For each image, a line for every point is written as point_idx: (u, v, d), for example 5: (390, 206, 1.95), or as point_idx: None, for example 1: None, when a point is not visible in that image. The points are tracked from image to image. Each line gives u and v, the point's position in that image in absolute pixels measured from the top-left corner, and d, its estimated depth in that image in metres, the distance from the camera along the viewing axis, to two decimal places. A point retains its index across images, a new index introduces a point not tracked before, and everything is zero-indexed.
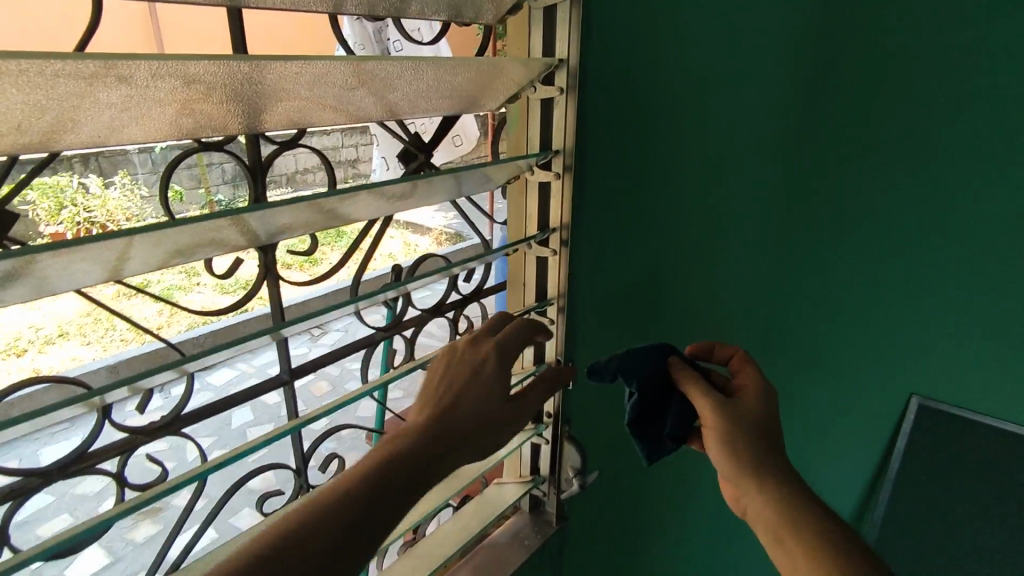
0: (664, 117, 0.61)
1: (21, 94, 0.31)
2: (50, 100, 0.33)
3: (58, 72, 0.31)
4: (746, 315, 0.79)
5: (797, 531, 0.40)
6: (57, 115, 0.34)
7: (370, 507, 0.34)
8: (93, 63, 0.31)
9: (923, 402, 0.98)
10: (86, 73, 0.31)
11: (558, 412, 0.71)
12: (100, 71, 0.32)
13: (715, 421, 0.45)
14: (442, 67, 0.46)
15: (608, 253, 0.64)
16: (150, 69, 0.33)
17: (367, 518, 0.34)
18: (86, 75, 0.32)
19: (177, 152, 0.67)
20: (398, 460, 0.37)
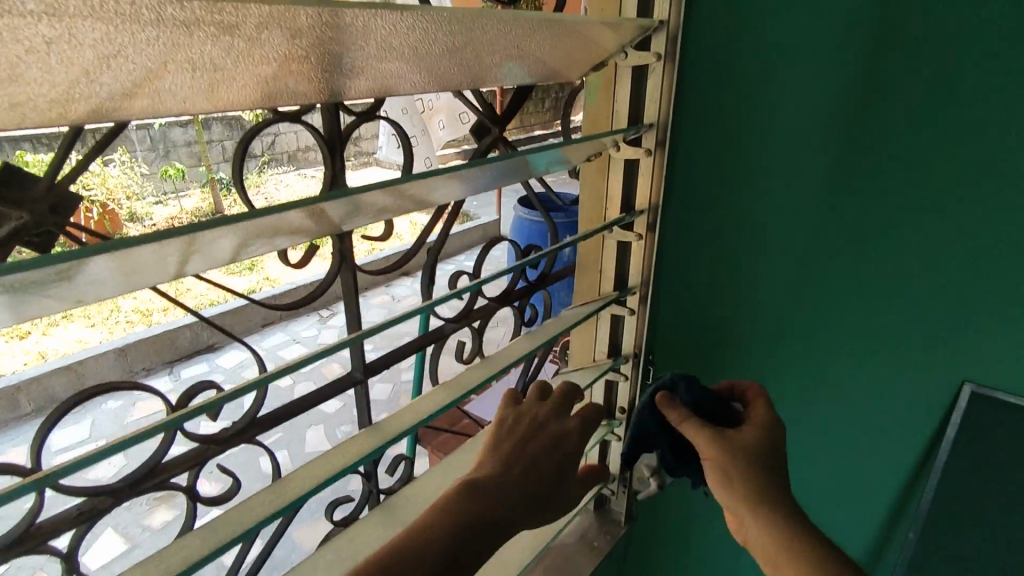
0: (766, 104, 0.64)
1: (112, 37, 0.28)
2: (137, 49, 0.30)
3: (153, 19, 0.28)
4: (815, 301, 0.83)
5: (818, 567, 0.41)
6: (139, 61, 0.31)
7: None
8: (198, 1, 0.27)
9: (976, 387, 0.74)
10: (183, 11, 0.27)
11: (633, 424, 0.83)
12: (196, 13, 0.28)
13: (720, 459, 0.46)
14: (538, 26, 0.47)
15: (691, 237, 0.71)
16: (252, 12, 0.29)
17: None
18: (179, 16, 0.28)
19: (250, 128, 0.59)
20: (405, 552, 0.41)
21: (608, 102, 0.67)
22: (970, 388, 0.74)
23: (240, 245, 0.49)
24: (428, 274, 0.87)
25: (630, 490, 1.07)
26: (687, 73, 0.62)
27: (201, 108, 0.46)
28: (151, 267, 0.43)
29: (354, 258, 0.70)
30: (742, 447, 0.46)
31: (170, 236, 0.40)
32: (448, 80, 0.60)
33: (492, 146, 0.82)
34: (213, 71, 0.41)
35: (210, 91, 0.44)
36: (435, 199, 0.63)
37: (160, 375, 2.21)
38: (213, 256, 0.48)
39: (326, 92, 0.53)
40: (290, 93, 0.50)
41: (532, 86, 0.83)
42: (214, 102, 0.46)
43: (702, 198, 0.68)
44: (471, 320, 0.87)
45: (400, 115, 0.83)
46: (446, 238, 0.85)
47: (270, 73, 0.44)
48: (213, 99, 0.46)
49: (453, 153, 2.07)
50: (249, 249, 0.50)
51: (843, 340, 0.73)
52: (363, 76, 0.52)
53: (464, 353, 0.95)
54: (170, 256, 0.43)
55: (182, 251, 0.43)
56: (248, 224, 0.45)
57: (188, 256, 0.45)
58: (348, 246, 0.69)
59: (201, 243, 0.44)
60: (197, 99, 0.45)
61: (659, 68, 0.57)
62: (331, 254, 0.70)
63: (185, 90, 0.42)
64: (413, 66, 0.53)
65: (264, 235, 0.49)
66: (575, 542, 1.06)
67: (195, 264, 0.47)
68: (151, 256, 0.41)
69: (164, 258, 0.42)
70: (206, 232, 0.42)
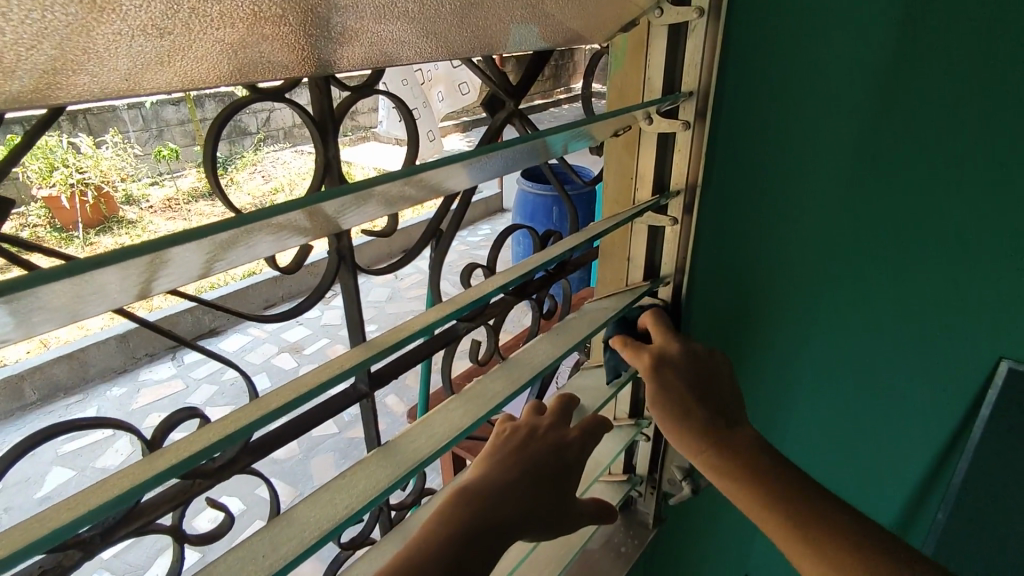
0: (761, 75, 0.74)
1: None
2: None
3: None
4: (794, 258, 0.95)
5: (765, 481, 0.55)
6: None
7: (481, 530, 0.54)
8: None
9: (1009, 362, 1.38)
10: None
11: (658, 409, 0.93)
12: None
13: (668, 389, 0.60)
14: None
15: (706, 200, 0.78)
16: None
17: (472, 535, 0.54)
18: None
19: (226, 105, 0.49)
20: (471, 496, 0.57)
21: (631, 69, 0.70)
22: (1006, 363, 1.38)
23: (215, 258, 0.40)
24: (437, 268, 0.78)
25: (659, 492, 0.99)
26: (720, 38, 0.65)
27: (165, 90, 0.36)
28: (103, 293, 0.34)
29: (355, 257, 0.61)
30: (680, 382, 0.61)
31: (128, 257, 0.31)
32: (459, 48, 0.49)
33: (507, 121, 0.72)
34: (160, 38, 0.31)
35: (167, 67, 0.34)
36: (449, 187, 0.53)
37: (164, 361, 2.20)
38: (182, 274, 0.39)
39: (313, 64, 0.41)
40: (274, 70, 0.39)
41: (551, 51, 0.72)
42: (167, 81, 0.35)
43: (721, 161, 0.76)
44: (487, 318, 0.77)
45: (400, 87, 0.72)
46: (458, 226, 0.75)
47: (237, 37, 0.34)
48: (179, 78, 0.35)
49: (452, 125, 1.97)
50: (226, 260, 0.41)
51: (786, 271, 0.95)
52: (359, 41, 0.41)
53: (479, 352, 0.85)
54: (126, 281, 0.34)
55: (140, 273, 0.34)
56: (222, 235, 0.35)
57: (150, 278, 0.36)
58: (349, 245, 0.60)
59: (163, 263, 0.35)
60: (157, 80, 0.35)
61: (699, 22, 0.63)
62: (329, 253, 0.61)
63: (125, 62, 0.31)
64: (419, 23, 0.42)
65: (243, 244, 0.40)
66: (601, 549, 0.98)
67: (161, 284, 0.38)
68: (105, 281, 0.32)
69: (119, 283, 0.34)
70: (170, 250, 0.33)
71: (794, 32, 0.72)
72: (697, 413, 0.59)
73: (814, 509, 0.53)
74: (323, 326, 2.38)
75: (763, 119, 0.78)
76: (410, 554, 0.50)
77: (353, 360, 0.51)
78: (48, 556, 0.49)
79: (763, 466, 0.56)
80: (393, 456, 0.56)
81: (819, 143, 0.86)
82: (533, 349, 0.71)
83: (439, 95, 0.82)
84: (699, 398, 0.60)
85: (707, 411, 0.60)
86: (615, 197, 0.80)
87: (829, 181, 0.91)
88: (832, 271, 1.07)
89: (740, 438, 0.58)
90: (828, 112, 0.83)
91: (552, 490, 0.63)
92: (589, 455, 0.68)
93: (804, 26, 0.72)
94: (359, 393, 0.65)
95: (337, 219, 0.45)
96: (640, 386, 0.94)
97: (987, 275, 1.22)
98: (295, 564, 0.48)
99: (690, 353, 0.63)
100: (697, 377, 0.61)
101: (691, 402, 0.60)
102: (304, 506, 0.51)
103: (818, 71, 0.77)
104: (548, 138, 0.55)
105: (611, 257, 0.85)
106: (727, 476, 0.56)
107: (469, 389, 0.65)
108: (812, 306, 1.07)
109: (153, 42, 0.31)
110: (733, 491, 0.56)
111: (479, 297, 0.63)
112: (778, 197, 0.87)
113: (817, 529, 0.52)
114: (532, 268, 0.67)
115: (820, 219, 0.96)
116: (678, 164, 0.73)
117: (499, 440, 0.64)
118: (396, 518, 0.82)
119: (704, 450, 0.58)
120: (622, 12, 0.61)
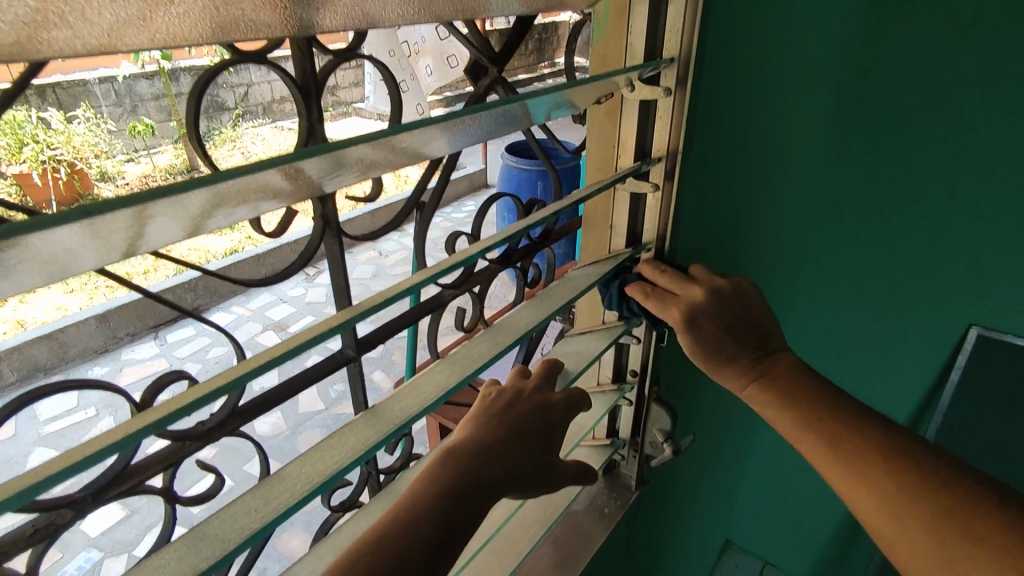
0: (742, 42, 0.74)
1: None
2: None
3: None
4: (769, 225, 0.97)
5: (808, 411, 0.59)
6: None
7: (469, 487, 0.56)
8: None
9: (978, 328, 1.42)
10: None
11: (640, 374, 0.95)
12: None
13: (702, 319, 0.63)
14: None
15: (687, 167, 0.78)
16: None
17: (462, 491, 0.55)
18: None
19: (207, 67, 0.49)
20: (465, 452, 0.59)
21: (613, 37, 0.71)
22: (976, 329, 1.43)
23: (202, 219, 0.40)
24: (421, 236, 0.78)
25: (641, 454, 1.02)
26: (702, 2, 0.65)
27: (137, 48, 0.31)
28: (86, 251, 0.34)
29: (340, 222, 0.61)
30: (714, 310, 0.63)
31: (122, 206, 0.31)
32: (443, 12, 0.47)
33: (490, 88, 0.71)
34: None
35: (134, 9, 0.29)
36: (431, 153, 0.53)
37: (145, 340, 2.17)
38: (165, 236, 0.39)
39: (292, 25, 0.37)
40: (252, 29, 0.35)
41: (533, 18, 0.72)
42: (146, 34, 0.30)
43: (702, 128, 0.77)
44: (472, 285, 0.78)
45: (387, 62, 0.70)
46: (442, 193, 0.75)
47: None
48: (154, 30, 0.30)
49: (437, 99, 1.93)
50: (213, 221, 0.41)
51: (761, 238, 0.98)
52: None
53: (464, 320, 0.86)
54: (114, 236, 0.34)
55: (126, 229, 0.34)
56: (203, 191, 0.35)
57: (136, 238, 0.36)
58: (332, 210, 0.60)
59: (149, 217, 0.35)
60: (127, 34, 0.29)
61: None
62: (313, 219, 0.61)
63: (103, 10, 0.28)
64: None
65: (229, 206, 0.40)
66: (585, 510, 1.01)
67: (147, 246, 0.38)
68: (86, 235, 0.32)
69: (105, 239, 0.34)
70: (154, 202, 0.33)
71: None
72: (735, 353, 0.64)
73: (855, 431, 0.57)
74: (308, 304, 2.36)
75: (743, 85, 0.78)
76: (405, 507, 0.52)
77: (336, 320, 0.52)
78: (41, 516, 0.49)
79: (797, 395, 0.61)
80: (384, 415, 0.58)
81: (796, 105, 0.87)
82: (516, 314, 0.72)
83: (428, 68, 0.78)
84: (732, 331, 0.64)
85: (746, 348, 0.64)
86: (598, 165, 0.81)
87: (802, 149, 0.94)
88: (809, 237, 1.09)
89: (780, 363, 0.64)
90: (802, 77, 0.85)
91: (538, 450, 0.65)
92: (573, 417, 0.70)
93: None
94: (346, 359, 0.66)
95: (320, 178, 0.44)
96: (623, 353, 0.96)
97: (955, 240, 1.26)
98: (286, 516, 0.49)
99: (717, 288, 0.64)
100: (727, 314, 0.64)
101: (725, 339, 0.64)
102: (294, 463, 0.52)
103: (788, 38, 0.79)
104: (531, 100, 0.56)
105: (594, 226, 0.86)
106: (768, 406, 0.62)
107: (454, 352, 0.67)
108: (788, 271, 1.09)
109: None
110: (781, 420, 0.61)
111: (463, 260, 0.64)
112: (754, 165, 0.88)
113: (860, 450, 0.55)
114: (515, 232, 0.68)
115: (795, 186, 0.98)
116: (659, 132, 0.74)
117: (487, 400, 0.66)
118: (384, 482, 0.83)
119: (748, 384, 0.63)
120: None
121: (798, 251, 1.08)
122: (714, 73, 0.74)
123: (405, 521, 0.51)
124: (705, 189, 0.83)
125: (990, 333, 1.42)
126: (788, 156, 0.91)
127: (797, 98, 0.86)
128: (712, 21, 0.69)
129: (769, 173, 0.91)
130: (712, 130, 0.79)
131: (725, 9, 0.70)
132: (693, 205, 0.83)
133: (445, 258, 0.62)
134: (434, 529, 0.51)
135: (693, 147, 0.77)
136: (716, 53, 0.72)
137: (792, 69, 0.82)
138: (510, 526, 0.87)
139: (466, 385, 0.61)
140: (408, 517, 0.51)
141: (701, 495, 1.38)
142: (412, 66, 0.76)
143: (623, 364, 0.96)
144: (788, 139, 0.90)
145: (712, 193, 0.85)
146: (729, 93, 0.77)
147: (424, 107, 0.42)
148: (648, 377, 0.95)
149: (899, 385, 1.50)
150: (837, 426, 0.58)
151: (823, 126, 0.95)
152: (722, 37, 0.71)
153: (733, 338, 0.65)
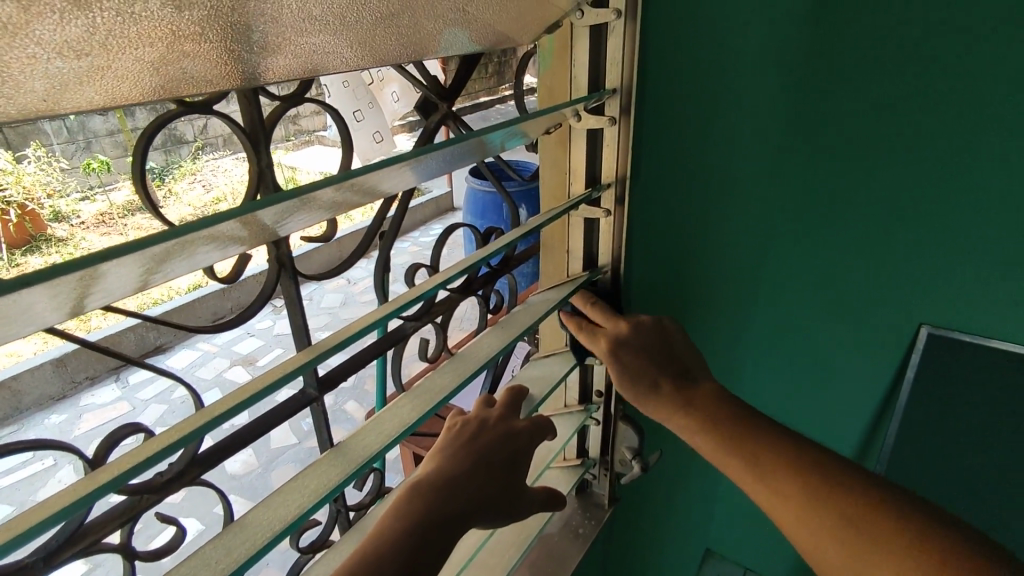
0: (679, 72, 0.78)
1: None
2: None
3: None
4: (720, 239, 1.01)
5: (729, 430, 0.62)
6: None
7: (434, 526, 0.56)
8: None
9: (929, 328, 1.46)
10: None
11: (605, 394, 0.97)
12: None
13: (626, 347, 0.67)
14: None
15: (636, 191, 0.81)
16: None
17: (425, 528, 0.55)
18: None
19: (151, 118, 0.49)
20: (428, 485, 0.59)
21: (559, 70, 0.74)
22: (926, 330, 1.46)
23: (151, 272, 0.40)
24: (381, 268, 0.79)
25: (611, 472, 1.03)
26: (641, 38, 0.68)
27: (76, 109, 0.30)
28: (38, 316, 0.34)
29: (295, 263, 0.61)
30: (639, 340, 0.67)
31: (75, 267, 0.32)
32: (388, 56, 0.48)
33: (441, 123, 0.73)
34: (79, 58, 0.28)
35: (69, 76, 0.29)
36: (385, 191, 0.54)
37: (106, 383, 2.09)
38: (116, 291, 0.39)
39: (237, 78, 0.37)
40: (193, 81, 0.35)
41: (480, 54, 0.74)
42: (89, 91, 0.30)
43: (647, 156, 0.80)
44: (433, 316, 0.78)
45: (341, 90, 0.70)
46: (400, 225, 0.76)
47: (152, 36, 0.30)
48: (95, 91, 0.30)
49: None
50: (165, 271, 0.41)
51: (712, 253, 1.01)
52: (286, 52, 0.38)
53: (428, 350, 0.86)
54: (63, 297, 0.34)
55: (77, 287, 0.34)
56: (159, 246, 0.36)
57: (87, 294, 0.36)
58: (287, 251, 0.60)
59: (101, 276, 0.35)
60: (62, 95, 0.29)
61: (618, 26, 0.67)
62: (268, 261, 0.61)
63: (41, 75, 0.27)
64: (350, 37, 0.41)
65: (179, 257, 0.40)
66: (560, 531, 1.01)
67: (97, 302, 0.38)
68: (34, 300, 0.32)
69: (55, 299, 0.34)
70: (102, 264, 0.33)
71: (698, 28, 0.77)
72: (659, 379, 0.67)
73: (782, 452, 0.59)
74: (276, 337, 2.32)
75: (682, 110, 0.82)
76: (367, 546, 0.52)
77: (297, 361, 0.52)
78: None
79: (723, 412, 0.64)
80: (346, 452, 0.58)
81: (734, 126, 0.92)
82: (478, 343, 0.73)
83: (392, 96, 0.80)
84: (653, 359, 0.67)
85: (667, 375, 0.67)
86: (552, 192, 0.83)
87: (742, 167, 0.98)
88: (759, 249, 1.13)
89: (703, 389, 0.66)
90: (737, 100, 0.90)
91: (504, 483, 0.65)
92: (538, 445, 0.71)
93: (707, 24, 0.78)
94: (308, 398, 0.66)
95: (272, 223, 0.44)
96: (587, 373, 0.98)
97: (902, 245, 1.31)
98: (251, 564, 0.49)
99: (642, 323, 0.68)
100: (650, 345, 0.68)
101: (648, 368, 0.67)
102: (257, 510, 0.52)
103: (720, 66, 0.83)
104: (485, 138, 0.58)
105: (552, 251, 0.87)
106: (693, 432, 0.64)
107: (417, 385, 0.67)
108: (741, 282, 1.13)
109: (59, 36, 0.26)
110: (707, 444, 0.63)
111: (424, 293, 0.64)
112: (702, 186, 0.92)
113: (787, 469, 0.58)
114: (475, 263, 0.69)
115: (741, 202, 1.02)
116: (606, 160, 0.77)
117: (452, 432, 0.67)
118: (355, 519, 0.83)
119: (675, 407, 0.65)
120: (545, 22, 0.64)
121: (749, 262, 1.13)
122: (656, 102, 0.77)
123: (369, 559, 0.50)
124: (655, 210, 0.86)
125: (943, 332, 1.46)
126: (729, 175, 0.96)
127: (733, 121, 0.91)
128: (652, 53, 0.72)
129: (716, 191, 0.95)
130: (657, 157, 0.82)
131: (661, 42, 0.73)
132: (645, 228, 0.86)
133: (406, 293, 0.63)
134: (397, 568, 0.51)
135: (641, 174, 0.80)
136: (656, 82, 0.75)
137: (726, 94, 0.87)
138: (484, 554, 0.87)
139: (431, 417, 0.62)
140: (370, 557, 0.51)
141: (675, 506, 1.39)
142: (376, 94, 0.78)
143: (588, 384, 0.98)
144: (728, 158, 0.94)
145: (662, 214, 0.88)
146: (671, 117, 0.81)
147: (360, 165, 0.43)
148: (613, 395, 0.97)
149: (858, 386, 1.54)
150: (766, 448, 0.60)
151: (761, 145, 1.00)
152: (660, 65, 0.75)
153: (658, 368, 0.68)
